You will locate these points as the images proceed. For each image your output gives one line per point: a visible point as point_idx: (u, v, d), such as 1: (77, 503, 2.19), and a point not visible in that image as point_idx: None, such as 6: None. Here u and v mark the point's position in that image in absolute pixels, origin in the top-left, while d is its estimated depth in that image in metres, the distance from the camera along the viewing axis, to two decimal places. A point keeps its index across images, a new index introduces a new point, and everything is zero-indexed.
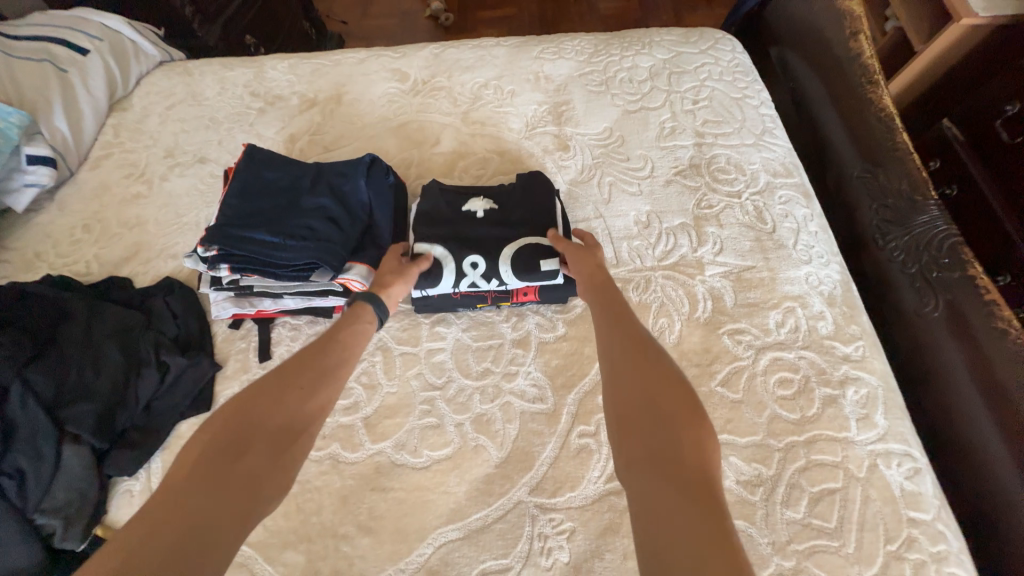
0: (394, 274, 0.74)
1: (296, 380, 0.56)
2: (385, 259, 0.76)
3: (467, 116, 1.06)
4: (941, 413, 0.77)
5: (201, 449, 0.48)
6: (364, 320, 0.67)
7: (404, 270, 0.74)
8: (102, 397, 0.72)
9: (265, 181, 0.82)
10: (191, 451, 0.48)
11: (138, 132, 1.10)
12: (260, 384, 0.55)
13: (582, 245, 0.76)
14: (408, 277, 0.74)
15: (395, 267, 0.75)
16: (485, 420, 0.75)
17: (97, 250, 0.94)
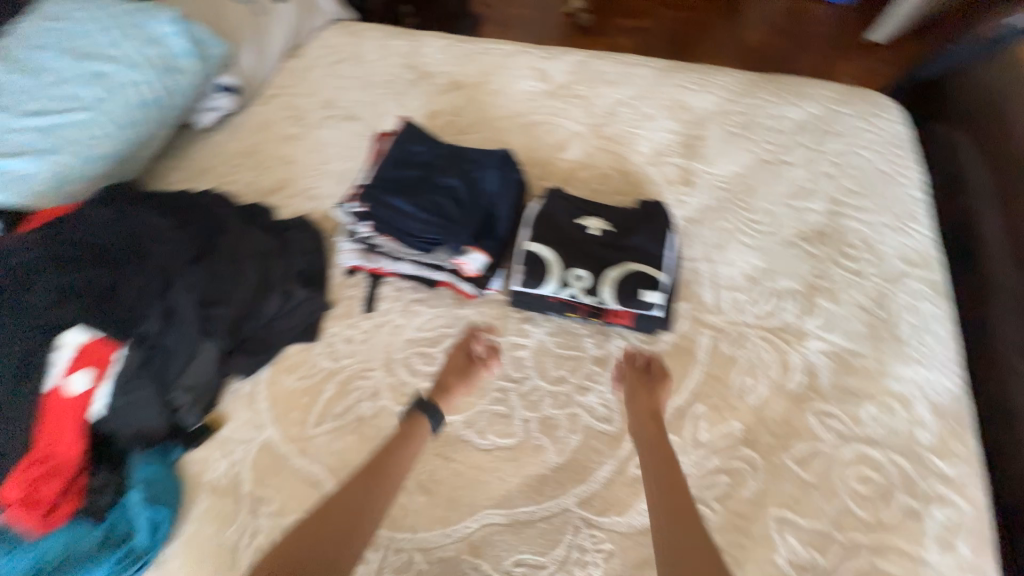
0: (457, 373, 0.79)
1: (362, 497, 0.66)
2: (453, 354, 0.82)
3: (597, 130, 1.09)
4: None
5: (288, 546, 0.61)
6: (422, 433, 0.73)
7: (467, 371, 0.79)
8: (237, 305, 0.83)
9: (411, 154, 0.89)
10: (283, 546, 0.61)
11: (305, 81, 1.24)
12: (338, 495, 0.66)
13: (645, 377, 0.76)
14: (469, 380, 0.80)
15: (460, 364, 0.80)
16: (551, 424, 0.78)
17: (253, 177, 1.08)
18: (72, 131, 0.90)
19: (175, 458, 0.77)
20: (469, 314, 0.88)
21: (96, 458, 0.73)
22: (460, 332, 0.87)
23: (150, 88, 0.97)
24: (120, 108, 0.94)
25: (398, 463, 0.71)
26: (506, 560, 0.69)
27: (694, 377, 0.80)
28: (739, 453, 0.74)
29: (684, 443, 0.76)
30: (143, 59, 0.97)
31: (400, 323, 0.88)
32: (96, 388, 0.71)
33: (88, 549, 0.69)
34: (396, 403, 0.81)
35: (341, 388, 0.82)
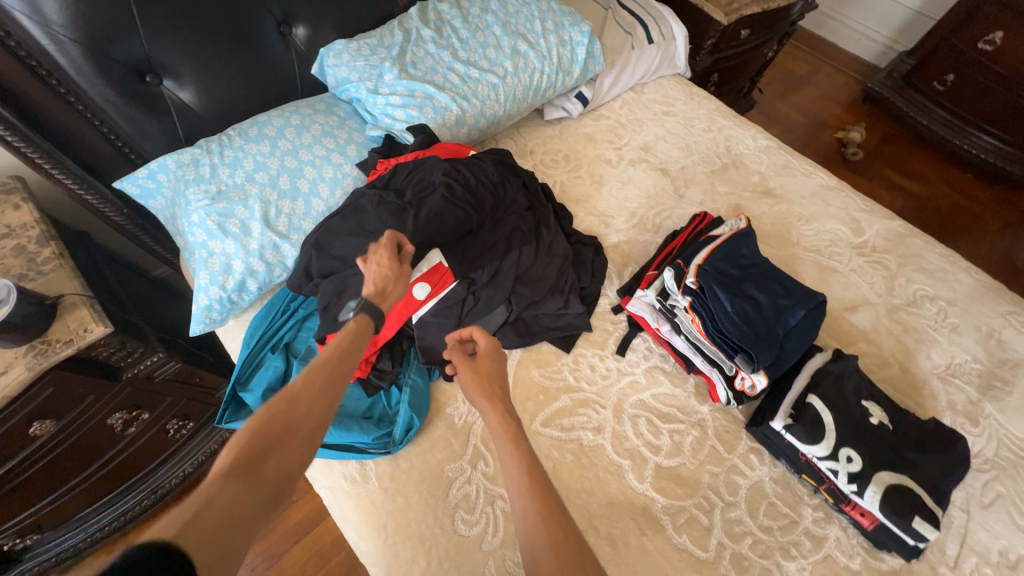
0: (390, 273, 0.73)
1: (327, 389, 0.56)
2: (381, 250, 0.74)
3: (894, 309, 1.04)
4: None
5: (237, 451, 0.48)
6: (363, 337, 0.64)
7: (399, 272, 0.74)
8: (533, 293, 0.94)
9: (738, 255, 0.93)
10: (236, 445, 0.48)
11: (634, 116, 1.35)
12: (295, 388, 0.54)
13: (472, 358, 0.72)
14: (402, 277, 0.74)
15: (392, 265, 0.74)
16: (745, 564, 0.78)
17: (564, 177, 1.20)
18: (484, 87, 1.07)
19: (432, 378, 0.91)
20: (704, 413, 0.91)
21: (388, 346, 0.89)
22: (691, 423, 0.90)
23: (544, 79, 1.14)
24: (519, 85, 1.11)
25: (348, 365, 0.60)
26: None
27: None
28: None
29: None
30: (552, 54, 1.15)
31: (640, 382, 0.93)
32: (426, 300, 0.87)
33: (357, 410, 0.85)
34: (614, 451, 0.86)
35: (573, 406, 0.90)
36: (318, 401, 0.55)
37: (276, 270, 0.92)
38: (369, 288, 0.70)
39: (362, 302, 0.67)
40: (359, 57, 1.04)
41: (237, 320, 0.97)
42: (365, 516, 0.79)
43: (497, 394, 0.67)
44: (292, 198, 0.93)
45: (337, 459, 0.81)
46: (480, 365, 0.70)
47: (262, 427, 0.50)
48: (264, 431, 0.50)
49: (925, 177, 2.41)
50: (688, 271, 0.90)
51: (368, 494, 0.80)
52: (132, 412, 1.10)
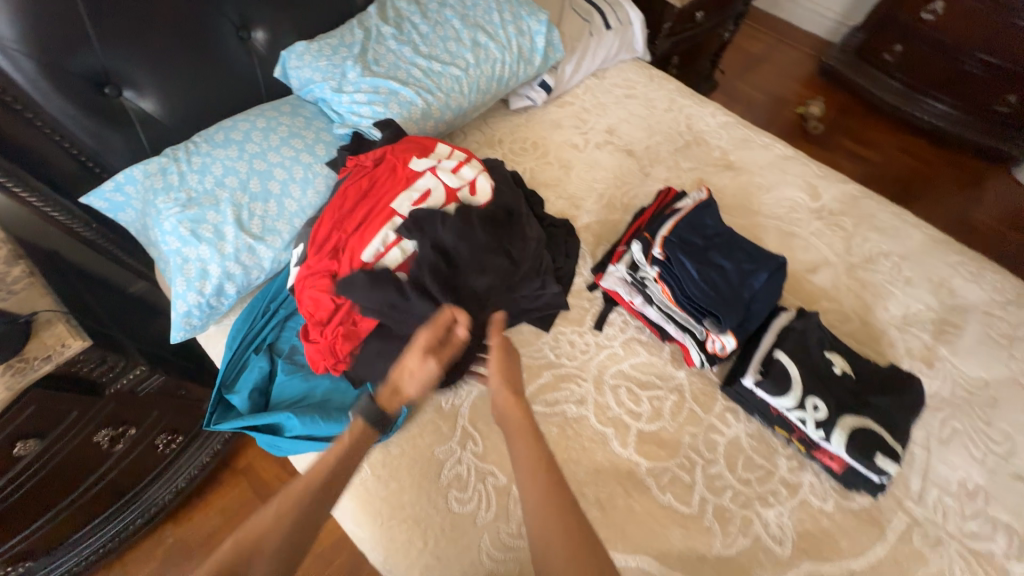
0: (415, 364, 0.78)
1: (307, 517, 0.64)
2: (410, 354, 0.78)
3: (852, 268, 1.10)
4: None
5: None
6: (356, 456, 0.72)
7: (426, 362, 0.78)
8: (510, 276, 0.97)
9: (702, 225, 0.97)
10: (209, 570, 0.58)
11: (597, 100, 1.38)
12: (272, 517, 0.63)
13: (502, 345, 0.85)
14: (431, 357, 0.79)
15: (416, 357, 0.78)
16: (726, 515, 0.82)
17: (533, 164, 1.23)
18: (447, 79, 1.09)
19: None
20: (681, 378, 0.95)
21: None
22: (669, 388, 0.94)
23: (506, 69, 1.17)
24: (482, 76, 1.13)
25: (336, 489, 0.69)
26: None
27: (878, 552, 0.80)
28: None
29: None
30: (512, 44, 1.17)
31: (619, 354, 0.97)
32: None
33: (345, 403, 0.87)
34: (598, 421, 0.90)
35: (555, 382, 0.93)
36: (293, 526, 0.63)
37: (254, 272, 0.92)
38: (396, 388, 0.78)
39: (358, 408, 0.76)
40: (321, 57, 1.05)
41: (218, 326, 0.97)
42: (360, 504, 0.81)
43: (517, 400, 0.79)
44: (264, 200, 0.93)
45: (329, 450, 0.83)
46: (502, 364, 0.83)
47: (234, 554, 0.60)
48: (237, 557, 0.60)
49: (881, 145, 2.51)
50: (654, 243, 0.94)
51: (361, 483, 0.82)
52: (118, 428, 1.10)
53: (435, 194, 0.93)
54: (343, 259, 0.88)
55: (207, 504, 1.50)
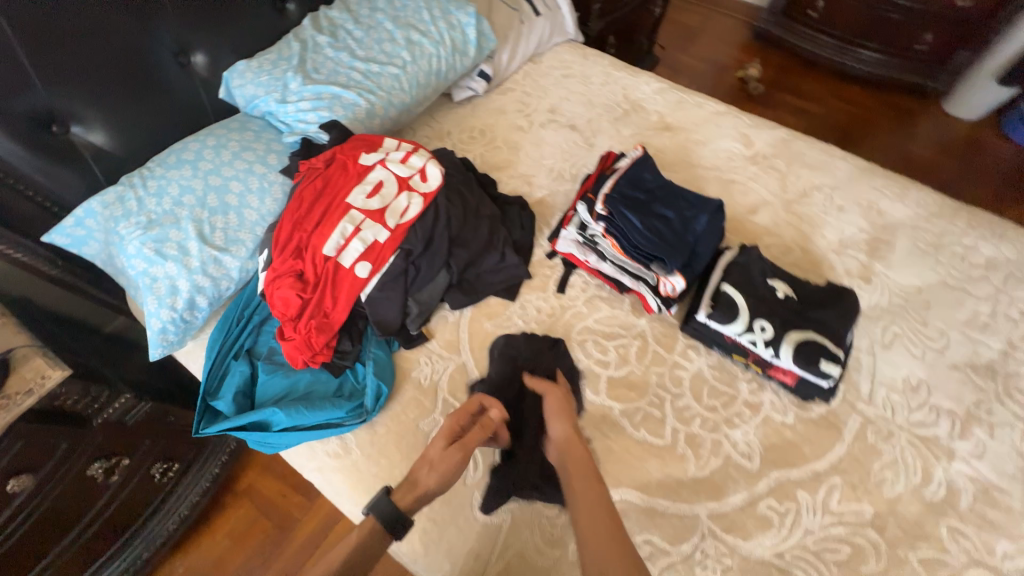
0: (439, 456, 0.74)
1: None
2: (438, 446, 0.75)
3: (789, 204, 1.18)
4: None
5: None
6: (371, 543, 0.69)
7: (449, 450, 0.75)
8: (471, 252, 1.02)
9: (641, 179, 1.04)
10: None
11: (537, 84, 1.45)
12: None
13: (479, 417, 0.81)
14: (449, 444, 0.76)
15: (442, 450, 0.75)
16: (697, 441, 0.89)
17: (483, 150, 1.28)
18: (386, 79, 1.14)
19: (393, 349, 0.97)
20: (643, 325, 1.01)
21: (346, 328, 0.95)
22: (634, 335, 1.00)
23: (442, 62, 1.22)
24: (420, 71, 1.18)
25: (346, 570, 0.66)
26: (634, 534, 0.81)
27: (837, 452, 0.87)
28: (864, 534, 0.80)
29: (815, 505, 0.83)
30: (445, 38, 1.22)
31: (583, 312, 1.03)
32: (370, 278, 0.92)
33: (327, 391, 0.90)
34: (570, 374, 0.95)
35: None
36: None
37: (224, 282, 0.96)
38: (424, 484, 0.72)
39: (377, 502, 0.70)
40: (262, 73, 1.09)
41: (196, 341, 1.00)
42: (354, 483, 0.85)
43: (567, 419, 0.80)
44: (224, 213, 0.97)
45: (318, 438, 0.87)
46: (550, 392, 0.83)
47: None
48: None
49: (819, 96, 2.64)
50: (597, 200, 1.00)
51: (353, 464, 0.86)
52: (111, 459, 1.11)
53: (387, 184, 0.98)
54: (306, 256, 0.92)
55: (213, 530, 1.51)
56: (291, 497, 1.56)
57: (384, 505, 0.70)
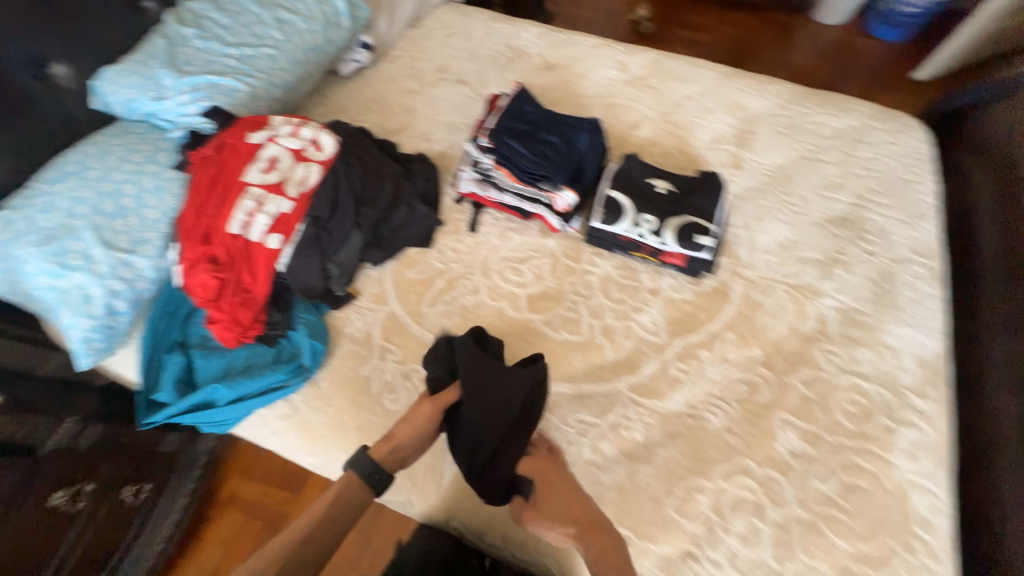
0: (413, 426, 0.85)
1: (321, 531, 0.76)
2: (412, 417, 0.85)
3: (666, 116, 1.30)
4: (985, 496, 0.88)
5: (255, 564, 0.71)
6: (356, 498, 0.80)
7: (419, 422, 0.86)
8: (379, 209, 1.07)
9: (523, 112, 1.11)
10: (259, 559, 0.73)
11: (423, 48, 1.48)
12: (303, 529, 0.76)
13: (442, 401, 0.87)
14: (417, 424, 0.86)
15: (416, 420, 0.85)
16: (611, 330, 0.99)
17: (380, 119, 1.32)
18: (262, 60, 1.15)
19: (324, 313, 1.02)
20: (552, 245, 1.10)
21: (272, 301, 0.98)
22: (544, 255, 1.09)
23: (318, 37, 1.24)
24: (297, 48, 1.20)
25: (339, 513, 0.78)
26: (566, 416, 0.91)
27: (728, 312, 1.00)
28: (757, 371, 0.93)
29: (714, 359, 0.95)
30: (315, 13, 1.24)
31: (496, 244, 1.10)
32: (282, 248, 0.95)
33: (266, 361, 0.95)
34: (493, 299, 1.04)
35: (448, 284, 1.05)
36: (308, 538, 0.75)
37: (139, 283, 0.96)
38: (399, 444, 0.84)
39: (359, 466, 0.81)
40: (129, 74, 1.06)
41: (127, 348, 1.01)
42: (308, 437, 0.92)
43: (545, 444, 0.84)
44: (122, 217, 0.97)
45: (265, 405, 0.92)
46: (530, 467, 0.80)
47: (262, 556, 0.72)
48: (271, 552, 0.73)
49: (707, 24, 2.78)
50: (482, 136, 1.07)
51: (303, 421, 0.92)
52: (73, 486, 1.12)
53: (281, 159, 1.01)
54: (215, 240, 0.94)
55: (204, 543, 1.48)
56: (276, 495, 1.53)
57: (362, 459, 0.81)
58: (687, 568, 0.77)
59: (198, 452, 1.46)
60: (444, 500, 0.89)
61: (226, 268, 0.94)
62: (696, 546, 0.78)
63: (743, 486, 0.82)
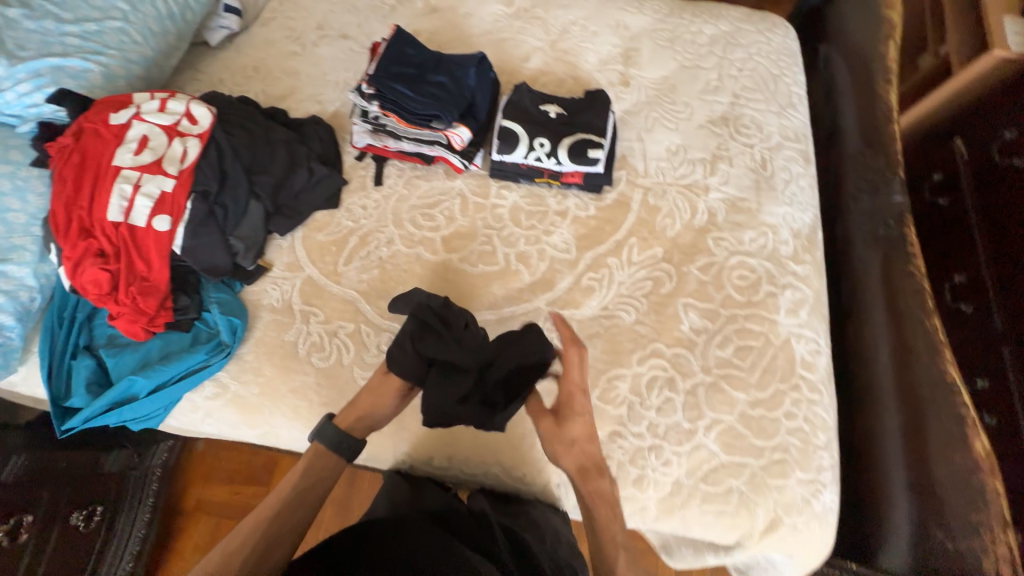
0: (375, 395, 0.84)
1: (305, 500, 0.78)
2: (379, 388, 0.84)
3: (554, 44, 1.30)
4: (857, 338, 1.02)
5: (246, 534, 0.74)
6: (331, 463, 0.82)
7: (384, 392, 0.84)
8: (276, 177, 1.03)
9: (405, 55, 1.09)
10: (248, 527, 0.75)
11: (296, 4, 1.36)
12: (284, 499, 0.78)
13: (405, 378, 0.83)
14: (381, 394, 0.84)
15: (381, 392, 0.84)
16: (525, 256, 1.04)
17: (263, 86, 1.24)
18: (110, 35, 1.04)
19: (239, 290, 1.00)
20: (459, 185, 1.10)
21: (177, 286, 0.95)
22: (454, 196, 1.09)
23: (171, 4, 1.13)
24: (148, 18, 1.10)
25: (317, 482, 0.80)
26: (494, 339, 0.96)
27: (630, 220, 1.06)
28: (660, 266, 1.01)
29: (622, 264, 1.02)
30: None
31: (404, 193, 1.10)
32: (174, 229, 0.92)
33: (184, 346, 0.93)
34: (408, 246, 1.05)
35: (362, 240, 1.05)
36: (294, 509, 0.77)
37: (22, 293, 0.90)
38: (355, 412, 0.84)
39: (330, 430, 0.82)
40: None
41: (28, 364, 0.95)
42: (243, 410, 0.92)
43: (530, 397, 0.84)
44: None
45: (191, 388, 0.91)
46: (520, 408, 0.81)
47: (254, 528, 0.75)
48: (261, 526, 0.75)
49: None
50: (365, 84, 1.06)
51: (236, 397, 0.92)
52: (9, 521, 1.03)
53: (152, 137, 0.95)
54: (96, 232, 0.89)
55: (180, 552, 1.44)
56: (245, 491, 1.50)
57: (328, 430, 0.82)
58: (615, 445, 0.86)
59: (152, 466, 1.38)
60: (390, 439, 0.92)
61: (115, 258, 0.89)
62: (621, 426, 0.87)
63: (656, 366, 0.91)
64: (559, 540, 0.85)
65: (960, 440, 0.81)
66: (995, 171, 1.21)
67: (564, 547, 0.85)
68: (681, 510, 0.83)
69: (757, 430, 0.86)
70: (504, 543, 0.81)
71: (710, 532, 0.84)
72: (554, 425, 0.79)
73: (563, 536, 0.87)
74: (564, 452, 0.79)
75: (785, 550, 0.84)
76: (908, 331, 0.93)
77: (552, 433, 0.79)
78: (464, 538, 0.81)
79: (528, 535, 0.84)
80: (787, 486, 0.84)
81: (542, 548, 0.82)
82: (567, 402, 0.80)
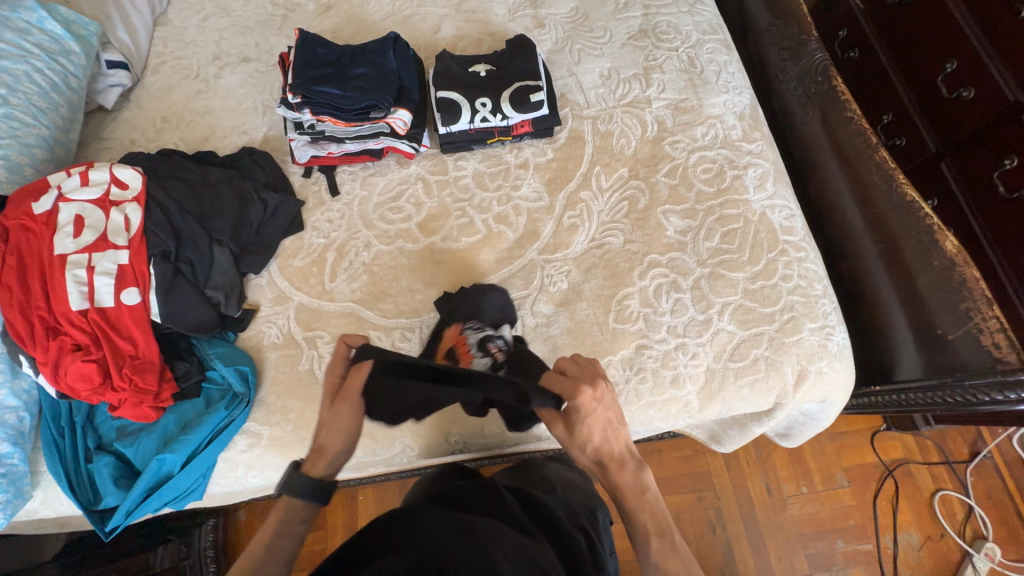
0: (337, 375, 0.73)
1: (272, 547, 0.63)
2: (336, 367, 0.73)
3: (460, 7, 1.27)
4: (820, 194, 1.09)
5: None
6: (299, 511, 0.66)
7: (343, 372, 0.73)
8: (231, 217, 0.98)
9: (318, 56, 1.05)
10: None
11: (183, 42, 1.27)
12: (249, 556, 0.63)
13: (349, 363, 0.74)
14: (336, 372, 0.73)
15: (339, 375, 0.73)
16: (503, 216, 1.04)
17: (179, 134, 1.16)
18: None
19: (234, 339, 0.97)
20: (415, 170, 1.09)
21: (169, 355, 0.91)
22: (414, 182, 1.08)
23: (49, 74, 1.03)
24: (31, 96, 1.00)
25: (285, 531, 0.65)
26: (528, 310, 0.96)
27: (588, 151, 1.08)
28: (630, 185, 1.04)
29: (596, 195, 1.04)
30: (28, 47, 1.02)
31: (365, 194, 1.08)
32: (146, 298, 0.87)
33: (199, 413, 0.90)
34: (387, 243, 1.04)
35: (339, 251, 1.03)
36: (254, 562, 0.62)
37: (8, 415, 0.84)
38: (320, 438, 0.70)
39: (291, 480, 0.66)
40: None
41: (41, 487, 0.89)
42: (284, 451, 0.90)
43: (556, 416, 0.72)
44: None
45: (223, 448, 0.89)
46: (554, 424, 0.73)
47: None
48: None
49: None
50: (288, 95, 1.02)
51: (272, 442, 0.90)
52: None
53: (86, 214, 0.88)
54: (64, 327, 0.83)
55: None
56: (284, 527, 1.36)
57: (297, 479, 0.66)
58: (644, 356, 0.90)
59: (204, 549, 1.27)
60: (436, 425, 0.93)
61: (93, 347, 0.84)
62: (644, 337, 0.91)
63: (657, 274, 0.96)
64: (573, 488, 0.86)
65: (933, 246, 0.91)
66: (891, 8, 1.28)
67: (579, 493, 0.85)
68: (720, 392, 0.89)
69: (762, 300, 0.93)
70: (513, 498, 0.74)
71: (750, 403, 0.91)
72: (567, 429, 0.71)
73: (578, 486, 0.87)
74: (579, 454, 0.73)
75: (818, 396, 0.91)
76: (862, 169, 1.02)
77: (567, 437, 0.72)
78: (485, 510, 0.68)
79: (537, 490, 0.80)
80: (803, 338, 0.91)
81: (552, 499, 0.79)
82: (575, 405, 0.69)
